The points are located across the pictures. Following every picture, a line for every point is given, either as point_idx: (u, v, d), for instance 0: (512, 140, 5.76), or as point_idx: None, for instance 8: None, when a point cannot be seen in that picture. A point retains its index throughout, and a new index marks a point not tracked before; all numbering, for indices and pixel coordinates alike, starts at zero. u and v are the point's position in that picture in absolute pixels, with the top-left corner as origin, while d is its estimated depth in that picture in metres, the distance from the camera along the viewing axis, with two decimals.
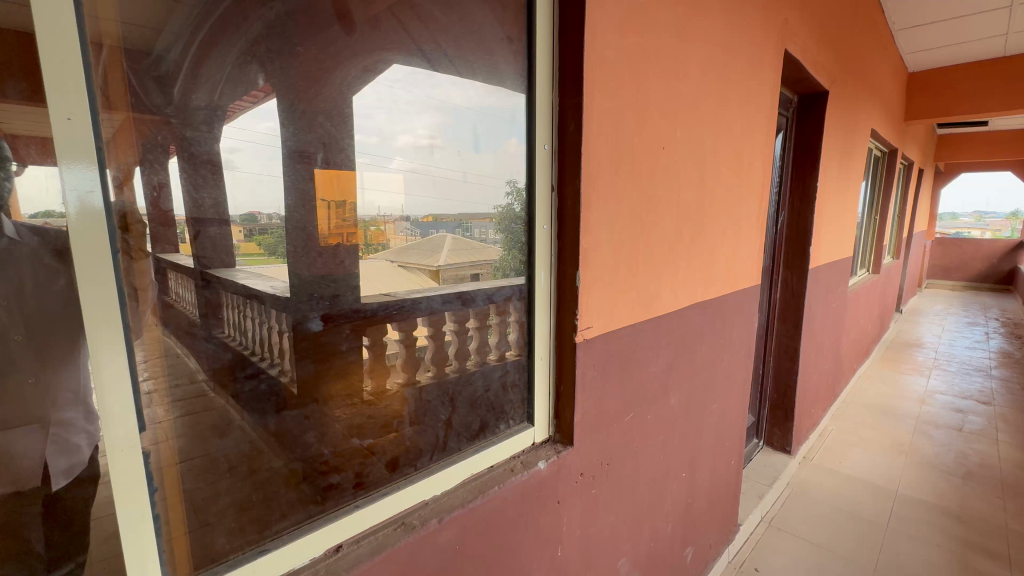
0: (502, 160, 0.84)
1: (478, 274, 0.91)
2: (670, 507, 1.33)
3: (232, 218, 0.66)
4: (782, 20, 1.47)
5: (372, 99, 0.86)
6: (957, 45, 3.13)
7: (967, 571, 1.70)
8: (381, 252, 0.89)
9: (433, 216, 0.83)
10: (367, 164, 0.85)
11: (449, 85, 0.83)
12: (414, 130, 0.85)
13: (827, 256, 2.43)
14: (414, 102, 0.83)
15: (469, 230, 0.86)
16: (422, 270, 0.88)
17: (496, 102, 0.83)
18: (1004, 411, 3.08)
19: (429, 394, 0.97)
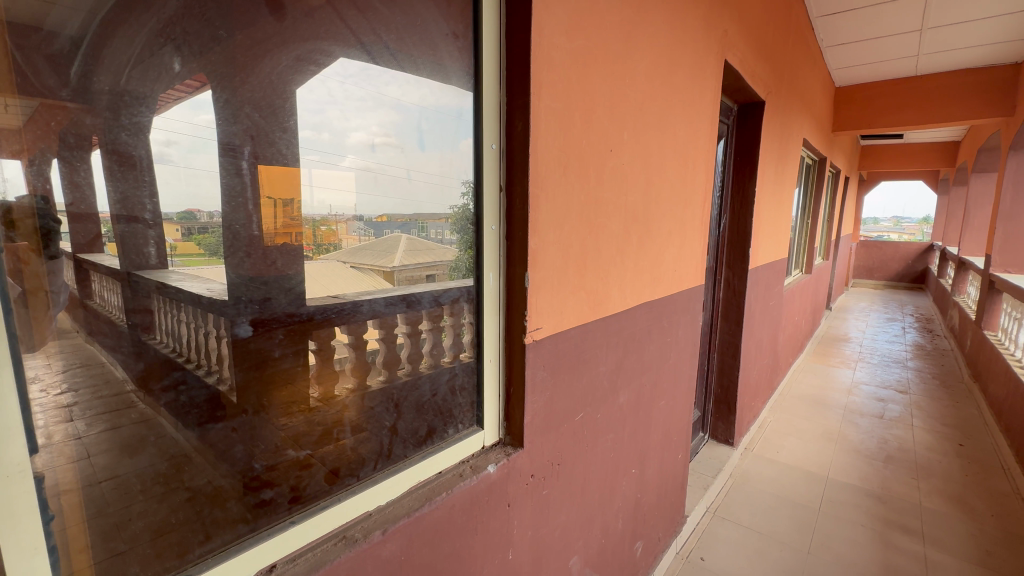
0: (456, 159, 0.82)
1: (433, 274, 0.84)
2: (620, 503, 1.35)
3: (167, 214, 0.54)
4: (722, 31, 1.54)
5: (319, 90, 0.65)
6: (877, 65, 3.41)
7: (886, 547, 1.85)
8: (333, 253, 0.70)
9: (386, 216, 0.73)
10: (315, 161, 0.65)
11: (397, 84, 0.73)
12: (367, 127, 0.69)
13: (765, 257, 2.57)
14: (368, 98, 0.69)
15: (425, 230, 0.80)
16: (375, 273, 0.75)
17: (447, 100, 0.79)
18: (919, 398, 3.38)
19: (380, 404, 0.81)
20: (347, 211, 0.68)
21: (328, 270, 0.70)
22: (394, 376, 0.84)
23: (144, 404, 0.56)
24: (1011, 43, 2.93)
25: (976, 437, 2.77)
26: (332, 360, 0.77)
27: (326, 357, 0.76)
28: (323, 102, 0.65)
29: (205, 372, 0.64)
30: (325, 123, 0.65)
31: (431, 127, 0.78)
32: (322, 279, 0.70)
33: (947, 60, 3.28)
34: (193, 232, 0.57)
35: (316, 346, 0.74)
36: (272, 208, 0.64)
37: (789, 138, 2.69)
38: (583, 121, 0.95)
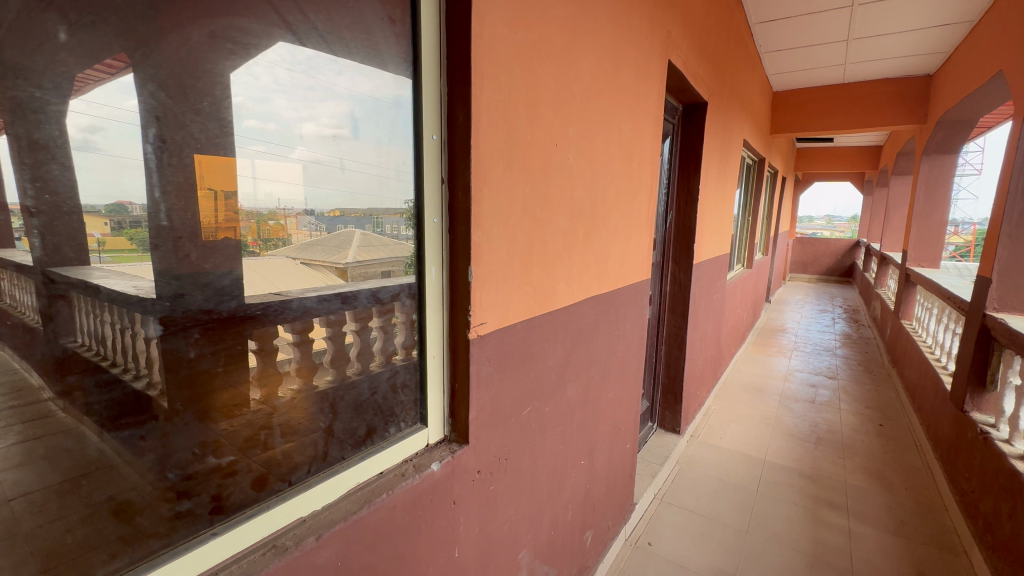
0: (400, 151, 0.79)
1: (390, 270, 0.80)
2: (569, 494, 1.37)
3: (91, 207, 0.47)
4: (666, 31, 1.58)
5: (265, 78, 0.59)
6: (811, 71, 3.60)
7: (816, 522, 1.99)
8: (281, 249, 0.63)
9: (339, 210, 0.69)
10: (262, 152, 0.59)
11: (334, 70, 0.67)
12: (318, 118, 0.65)
13: (709, 252, 2.68)
14: (318, 88, 0.65)
15: (381, 226, 0.77)
16: (329, 270, 0.70)
17: (384, 89, 0.75)
18: (846, 383, 3.65)
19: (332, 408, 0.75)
20: (297, 204, 0.63)
21: (275, 267, 0.62)
22: (344, 377, 0.78)
23: (66, 414, 0.49)
24: (925, 56, 3.19)
25: (895, 418, 3.02)
26: (277, 360, 0.67)
27: (270, 360, 0.66)
28: (269, 89, 0.59)
29: (131, 377, 0.53)
30: (272, 114, 0.60)
31: (370, 115, 0.73)
32: (268, 276, 0.62)
33: (871, 70, 3.54)
34: (125, 225, 0.49)
35: (258, 347, 0.63)
36: (211, 200, 0.55)
37: (730, 139, 2.81)
38: (527, 114, 0.95)
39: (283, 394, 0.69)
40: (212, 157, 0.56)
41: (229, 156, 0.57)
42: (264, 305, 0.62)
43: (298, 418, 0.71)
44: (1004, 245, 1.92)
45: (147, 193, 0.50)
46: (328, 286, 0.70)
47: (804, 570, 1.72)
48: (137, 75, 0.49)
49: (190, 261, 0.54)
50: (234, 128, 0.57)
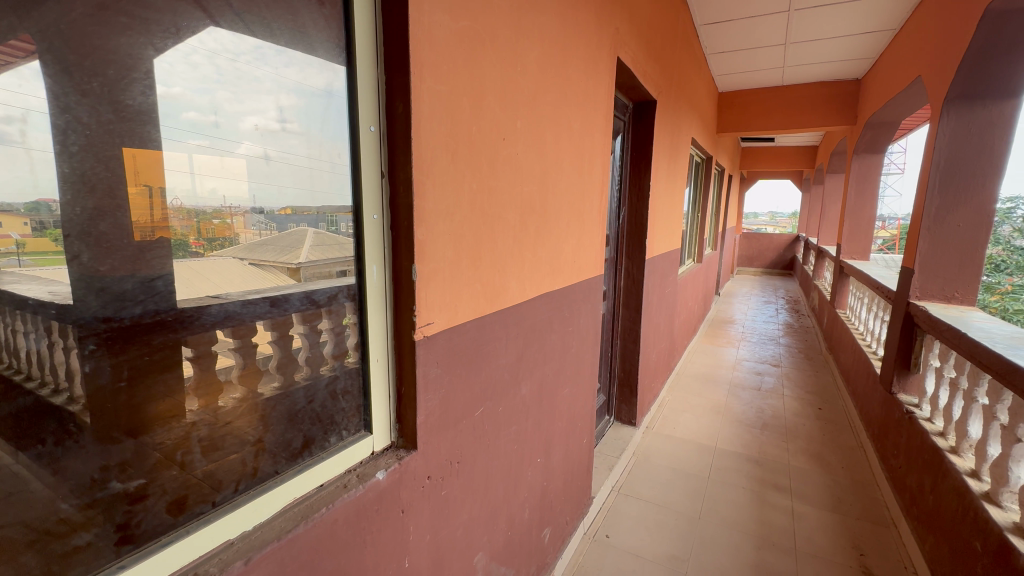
0: (335, 145, 0.74)
1: (345, 269, 0.78)
2: (525, 493, 1.36)
3: (8, 205, 0.43)
4: (614, 28, 1.59)
5: (203, 66, 0.55)
6: (753, 73, 3.76)
7: (762, 504, 2.08)
8: (228, 249, 0.60)
9: (290, 209, 0.69)
10: (204, 149, 0.56)
11: (258, 54, 0.62)
12: (264, 112, 0.63)
13: (660, 247, 2.74)
14: (264, 80, 0.63)
15: (335, 225, 0.76)
16: (279, 270, 0.67)
17: (313, 75, 0.69)
18: (789, 371, 3.85)
19: (271, 420, 0.69)
20: (244, 202, 0.61)
21: (222, 268, 0.59)
22: (291, 383, 0.72)
23: None
24: (853, 61, 3.41)
25: (832, 401, 3.22)
26: (216, 369, 0.61)
27: (209, 365, 0.60)
28: (210, 80, 0.56)
29: (49, 392, 0.48)
30: (214, 105, 0.57)
31: (298, 104, 0.68)
32: (213, 277, 0.58)
33: (807, 73, 3.74)
34: (47, 226, 0.45)
35: (193, 354, 0.58)
36: (146, 198, 0.51)
37: (679, 137, 2.89)
38: (472, 106, 0.92)
39: (224, 403, 0.63)
40: (139, 150, 0.51)
41: (158, 149, 0.52)
42: (184, 314, 0.56)
43: (229, 430, 0.64)
44: (924, 238, 2.07)
45: (60, 190, 0.46)
46: (277, 288, 0.66)
47: (751, 551, 1.80)
48: (44, 62, 0.44)
49: (80, 264, 0.48)
50: (160, 116, 0.52)
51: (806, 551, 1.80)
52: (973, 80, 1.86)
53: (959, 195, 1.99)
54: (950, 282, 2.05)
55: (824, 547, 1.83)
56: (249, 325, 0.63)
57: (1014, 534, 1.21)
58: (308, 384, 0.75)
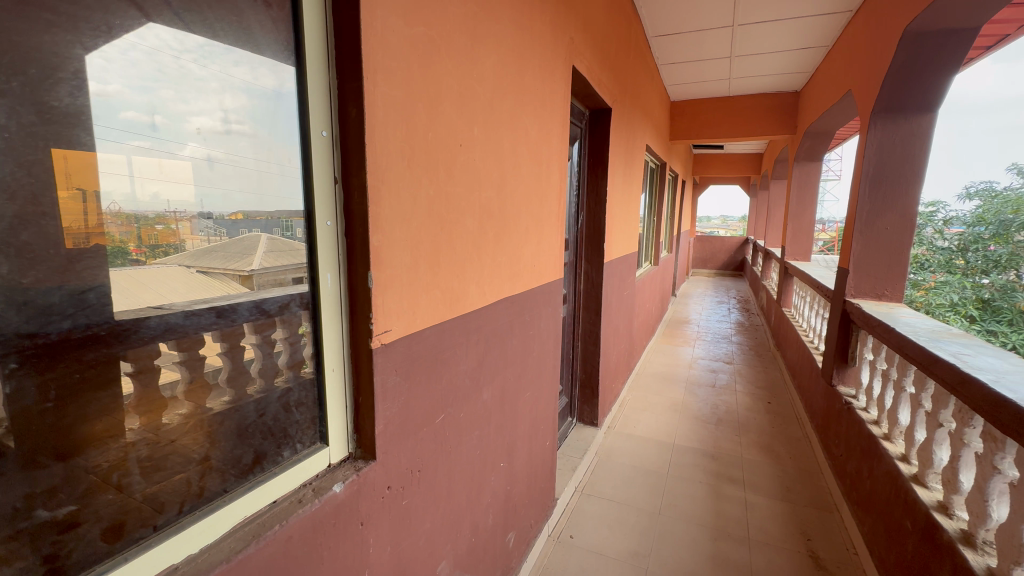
0: (286, 148, 0.72)
1: (300, 276, 0.76)
2: (489, 499, 1.36)
3: None
4: (568, 38, 1.63)
5: (143, 64, 0.53)
6: (702, 84, 3.93)
7: (718, 497, 2.17)
8: (173, 256, 0.58)
9: (242, 213, 0.67)
10: (147, 149, 0.54)
11: (205, 53, 0.60)
12: (210, 113, 0.62)
13: (618, 251, 2.82)
14: (211, 80, 0.61)
15: (291, 230, 0.74)
16: (230, 276, 0.65)
17: (263, 76, 0.68)
18: (741, 367, 4.04)
19: (219, 437, 0.66)
20: (190, 207, 0.60)
21: (166, 277, 0.57)
22: (242, 396, 0.69)
23: None
24: (792, 74, 3.63)
25: (780, 395, 3.41)
26: (158, 384, 0.58)
27: (151, 381, 0.57)
28: (153, 78, 0.54)
29: None
30: (157, 105, 0.55)
31: (245, 105, 0.66)
32: (158, 288, 0.56)
33: (751, 85, 3.95)
34: None
35: (134, 369, 0.55)
36: (80, 202, 0.49)
37: (634, 143, 2.98)
38: (427, 112, 0.92)
39: (169, 420, 0.60)
40: (72, 151, 0.48)
41: (92, 150, 0.50)
42: (122, 328, 0.53)
43: (173, 448, 0.61)
44: (857, 241, 2.22)
45: None
46: (229, 296, 0.65)
47: (708, 542, 1.86)
48: None
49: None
50: (94, 117, 0.50)
51: (758, 539, 1.89)
52: (896, 95, 2.02)
53: (886, 201, 2.15)
54: (880, 281, 2.22)
55: (774, 534, 1.92)
56: (192, 339, 0.60)
57: (939, 512, 1.31)
58: (263, 396, 0.72)
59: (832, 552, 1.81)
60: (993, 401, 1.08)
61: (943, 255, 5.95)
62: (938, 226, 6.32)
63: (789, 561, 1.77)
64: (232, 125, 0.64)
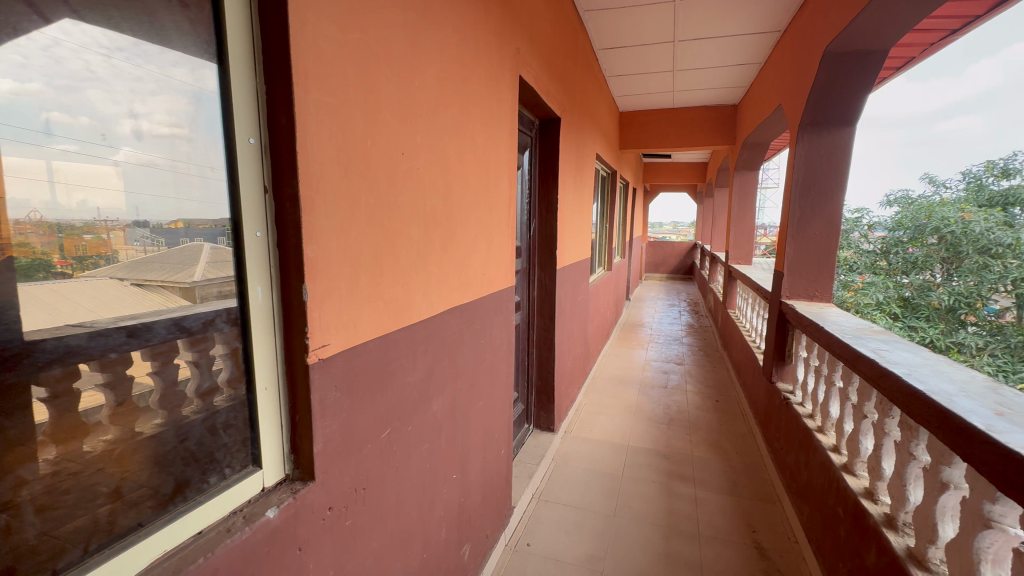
0: (215, 154, 0.69)
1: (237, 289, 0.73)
2: (441, 512, 1.33)
3: None
4: (514, 48, 1.65)
5: (64, 61, 0.51)
6: (647, 96, 4.08)
7: (670, 494, 2.23)
8: (105, 267, 0.56)
9: (182, 222, 0.66)
10: (65, 153, 0.52)
11: (134, 54, 0.58)
12: (142, 116, 0.60)
13: (571, 257, 2.86)
14: (145, 81, 0.60)
15: (234, 239, 0.72)
16: (171, 289, 0.63)
17: (199, 80, 0.66)
18: (691, 368, 4.19)
19: (140, 465, 0.61)
20: (123, 214, 0.58)
21: (98, 289, 0.55)
22: (174, 418, 0.66)
23: None
24: (730, 89, 3.85)
25: (727, 394, 3.56)
26: (78, 409, 0.54)
27: (69, 405, 0.53)
28: (80, 76, 0.53)
29: None
30: (85, 106, 0.54)
31: (180, 108, 0.64)
32: (83, 299, 0.53)
33: (693, 97, 4.15)
34: None
35: (47, 394, 0.51)
36: None
37: (584, 152, 3.05)
38: (365, 120, 0.90)
39: (88, 448, 0.56)
40: None
41: None
42: (27, 348, 0.48)
43: (86, 479, 0.56)
44: (790, 245, 2.37)
45: None
46: (167, 309, 0.63)
47: (661, 541, 1.91)
48: None
49: None
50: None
51: (707, 534, 1.95)
52: (819, 110, 2.18)
53: (814, 209, 2.30)
54: (812, 283, 2.37)
55: (722, 528, 1.99)
56: (93, 360, 0.54)
57: (865, 498, 1.40)
58: (194, 418, 0.68)
59: (774, 541, 1.90)
60: (906, 392, 1.18)
61: (869, 258, 6.45)
62: (863, 231, 6.85)
63: (736, 554, 1.84)
64: (165, 129, 0.62)
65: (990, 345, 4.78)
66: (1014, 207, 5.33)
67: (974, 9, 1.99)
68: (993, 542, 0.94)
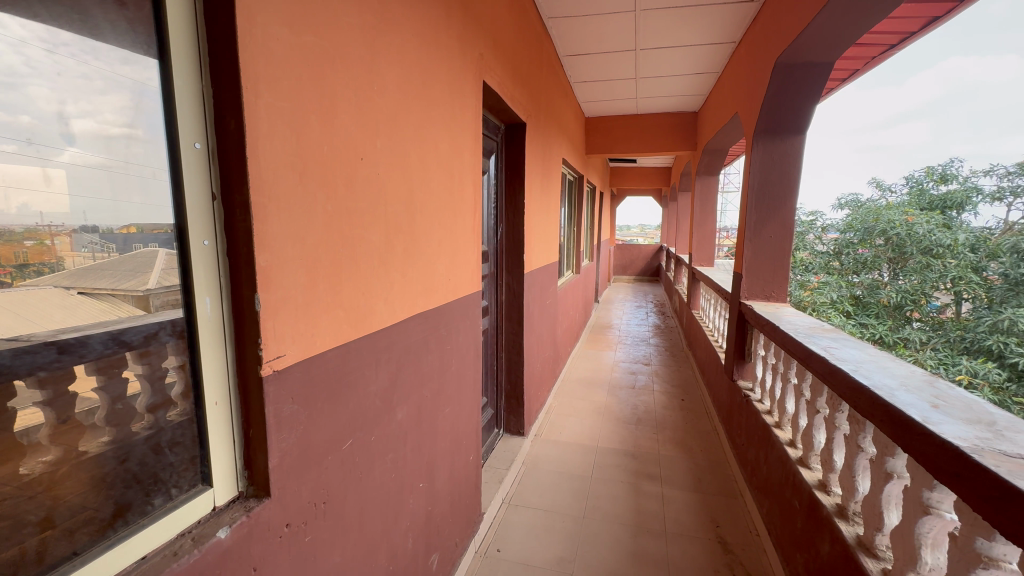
0: (163, 157, 0.66)
1: (188, 298, 0.70)
2: (407, 522, 1.31)
3: None
4: (478, 54, 1.66)
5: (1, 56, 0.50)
6: (612, 102, 4.17)
7: (637, 494, 2.27)
8: (48, 276, 0.54)
9: (135, 226, 0.64)
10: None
11: (79, 52, 0.57)
12: (88, 114, 0.58)
13: (538, 261, 2.88)
14: (92, 81, 0.58)
15: (184, 245, 0.69)
16: (122, 298, 0.62)
17: (148, 82, 0.64)
18: (658, 368, 4.28)
19: (78, 488, 0.58)
20: (69, 220, 0.56)
21: (41, 298, 0.53)
22: (123, 435, 0.64)
23: None
24: (690, 96, 3.98)
25: (692, 392, 3.66)
26: (14, 428, 0.51)
27: (5, 425, 0.50)
28: (21, 72, 0.51)
29: None
30: (23, 105, 0.52)
31: (128, 109, 0.62)
32: (23, 310, 0.51)
33: (655, 104, 4.26)
34: None
35: None
36: None
37: (550, 156, 3.08)
38: (321, 125, 0.88)
39: (25, 471, 0.53)
40: None
41: None
42: None
43: (18, 507, 0.52)
44: (748, 248, 2.46)
45: None
46: (117, 320, 0.61)
47: (629, 540, 1.94)
48: None
49: None
50: None
51: (673, 531, 2.00)
52: (772, 118, 2.28)
53: (769, 212, 2.40)
54: (768, 284, 2.47)
55: (688, 525, 2.04)
56: (20, 378, 0.51)
57: (819, 490, 1.46)
58: (143, 435, 0.66)
59: (736, 535, 1.96)
60: (852, 388, 1.24)
61: (823, 258, 6.76)
62: (817, 233, 7.18)
63: (701, 549, 1.89)
64: (113, 129, 0.61)
65: (932, 340, 5.09)
66: (950, 211, 5.71)
67: (909, 26, 2.13)
68: (931, 527, 1.00)
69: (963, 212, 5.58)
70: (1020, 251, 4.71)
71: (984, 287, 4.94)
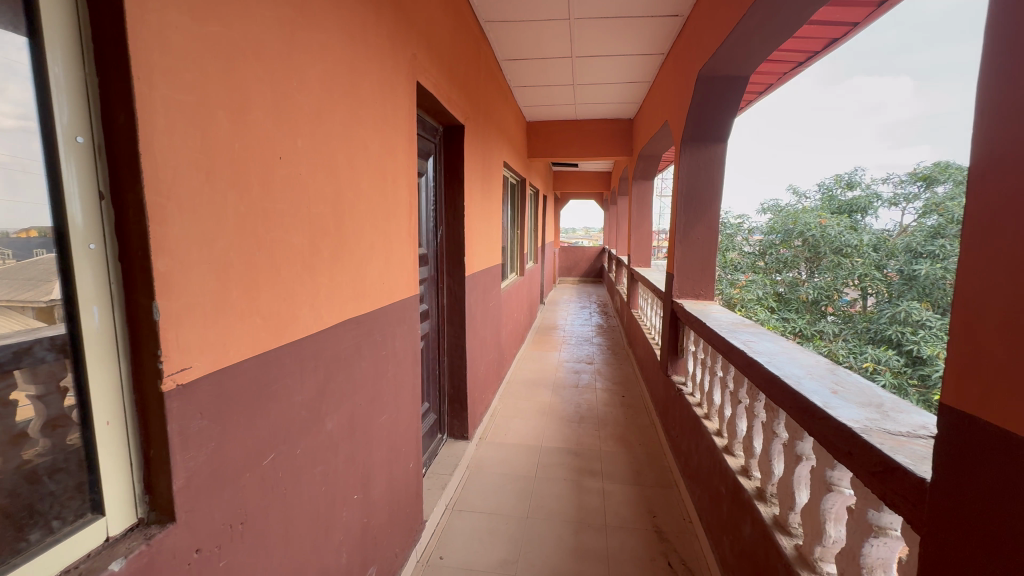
0: (41, 150, 0.60)
1: (73, 308, 0.64)
2: (341, 536, 1.26)
3: None
4: (410, 55, 1.63)
5: None
6: (552, 107, 4.25)
7: (580, 490, 2.32)
8: None
9: (36, 231, 0.60)
10: None
11: None
12: None
13: (480, 263, 2.88)
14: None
15: (67, 249, 0.63)
16: (19, 310, 0.58)
17: (25, 65, 0.58)
18: (601, 366, 4.40)
19: None
20: None
21: None
22: (11, 462, 0.58)
23: None
24: (625, 104, 4.14)
25: (632, 389, 3.79)
26: None
27: None
28: None
29: None
30: None
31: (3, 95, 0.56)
32: None
33: (594, 110, 4.40)
34: None
35: None
36: None
37: (490, 159, 3.09)
38: (231, 121, 0.83)
39: None
40: None
41: None
42: None
43: None
44: (679, 249, 2.59)
45: None
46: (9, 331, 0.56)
47: (571, 536, 1.98)
48: None
49: None
50: None
51: (613, 524, 2.06)
52: (697, 127, 2.42)
53: (697, 215, 2.54)
54: (697, 283, 2.61)
55: (627, 517, 2.11)
56: None
57: (742, 475, 1.56)
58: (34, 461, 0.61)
59: (671, 523, 2.06)
60: (766, 378, 1.34)
61: (750, 259, 7.26)
62: (744, 235, 7.70)
63: (639, 540, 1.96)
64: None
65: (843, 332, 5.59)
66: (857, 214, 6.31)
67: (814, 46, 2.33)
68: (833, 503, 1.09)
69: (866, 215, 6.18)
70: (913, 250, 5.31)
71: (885, 283, 5.49)
